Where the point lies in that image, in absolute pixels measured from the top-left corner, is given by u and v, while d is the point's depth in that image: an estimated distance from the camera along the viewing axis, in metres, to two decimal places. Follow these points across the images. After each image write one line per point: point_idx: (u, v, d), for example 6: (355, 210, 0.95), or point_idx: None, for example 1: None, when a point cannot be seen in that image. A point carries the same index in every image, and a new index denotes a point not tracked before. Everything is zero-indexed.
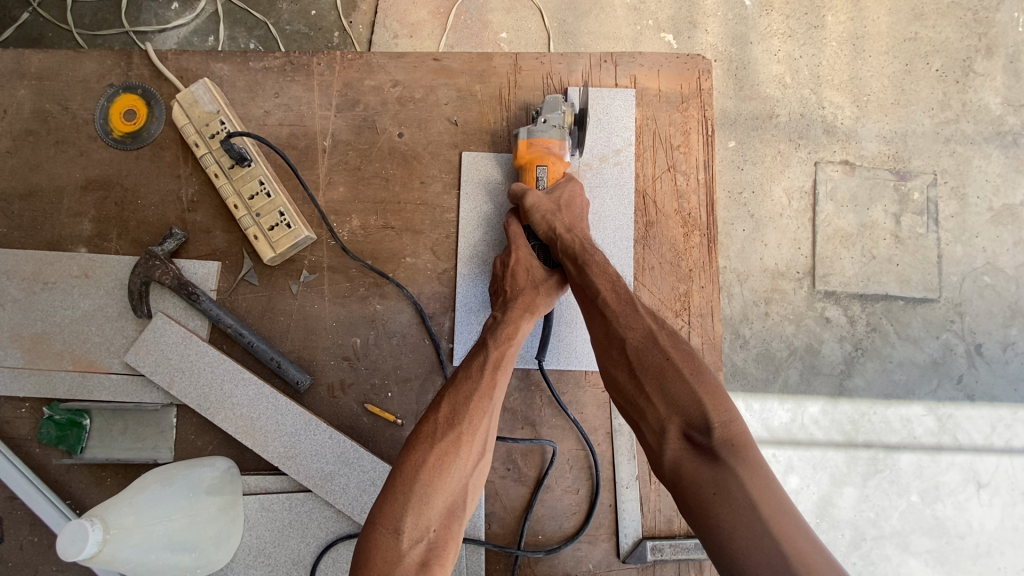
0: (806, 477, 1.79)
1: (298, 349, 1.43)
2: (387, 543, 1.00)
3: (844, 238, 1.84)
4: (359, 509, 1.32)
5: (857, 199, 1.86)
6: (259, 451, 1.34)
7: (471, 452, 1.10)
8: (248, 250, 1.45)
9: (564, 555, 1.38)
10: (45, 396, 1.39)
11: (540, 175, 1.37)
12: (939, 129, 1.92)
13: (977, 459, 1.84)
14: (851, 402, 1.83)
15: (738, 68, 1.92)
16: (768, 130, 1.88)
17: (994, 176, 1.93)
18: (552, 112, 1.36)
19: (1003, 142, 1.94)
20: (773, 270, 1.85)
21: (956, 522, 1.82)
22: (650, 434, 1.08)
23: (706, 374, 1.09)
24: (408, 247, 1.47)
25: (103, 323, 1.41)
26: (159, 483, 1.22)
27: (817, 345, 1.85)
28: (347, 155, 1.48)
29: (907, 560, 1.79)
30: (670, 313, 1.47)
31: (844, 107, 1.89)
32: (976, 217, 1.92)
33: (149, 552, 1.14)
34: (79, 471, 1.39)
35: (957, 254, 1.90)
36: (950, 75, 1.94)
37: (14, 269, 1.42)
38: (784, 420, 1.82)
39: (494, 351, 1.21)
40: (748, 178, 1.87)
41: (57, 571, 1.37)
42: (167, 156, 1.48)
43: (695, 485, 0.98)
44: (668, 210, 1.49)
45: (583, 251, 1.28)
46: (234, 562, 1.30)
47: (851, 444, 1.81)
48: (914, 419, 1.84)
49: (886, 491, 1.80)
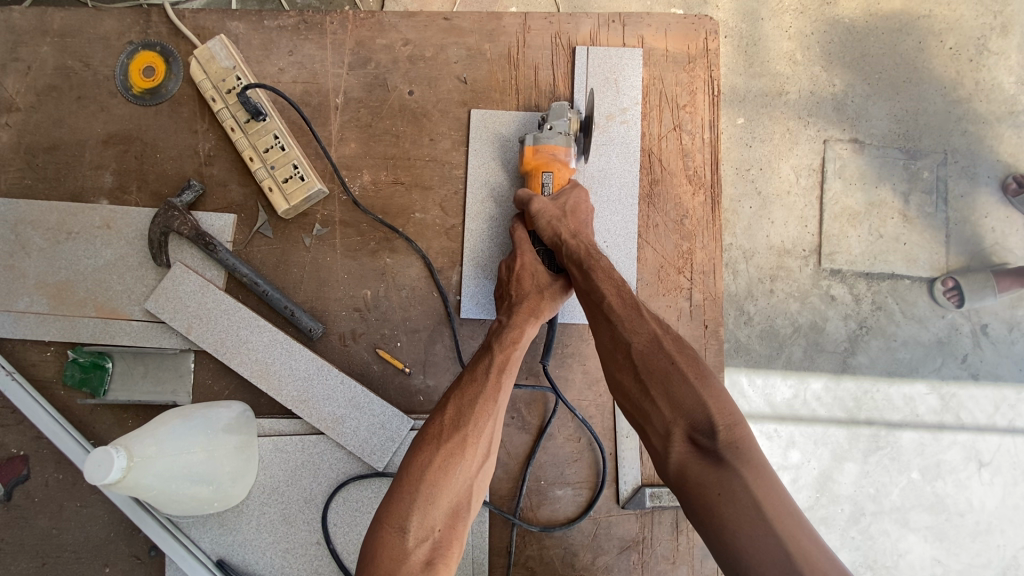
0: (807, 452, 1.82)
1: (311, 299, 1.48)
2: (393, 541, 1.02)
3: (851, 216, 1.86)
4: (368, 451, 1.38)
5: (866, 177, 1.88)
6: (273, 394, 1.39)
7: (476, 453, 1.12)
8: (263, 203, 1.50)
9: (563, 500, 1.43)
10: (70, 340, 1.45)
11: (545, 181, 1.39)
12: (951, 108, 1.92)
13: (979, 438, 1.87)
14: (854, 379, 1.85)
15: (748, 44, 1.88)
16: (777, 107, 1.88)
17: (1006, 156, 1.94)
18: (558, 119, 1.39)
19: (1016, 122, 1.94)
20: (779, 247, 1.85)
21: (957, 500, 1.84)
22: (656, 438, 1.10)
23: (711, 379, 1.12)
24: (418, 202, 1.51)
25: (124, 273, 1.46)
26: (180, 418, 1.26)
27: (821, 323, 1.85)
28: (359, 112, 1.52)
29: (907, 535, 1.82)
30: (673, 268, 1.50)
31: (855, 85, 1.89)
32: (985, 196, 1.93)
33: (170, 482, 1.20)
34: (102, 412, 1.45)
35: (966, 233, 1.91)
36: (963, 53, 1.93)
37: (39, 219, 1.48)
38: (786, 395, 1.83)
39: (499, 355, 1.23)
40: (757, 154, 1.86)
41: (81, 507, 1.44)
42: (185, 112, 1.52)
43: (699, 487, 1.01)
44: (673, 168, 1.52)
45: (588, 256, 1.30)
46: (249, 499, 1.37)
47: (854, 421, 1.84)
48: (917, 397, 1.86)
49: (886, 468, 1.83)
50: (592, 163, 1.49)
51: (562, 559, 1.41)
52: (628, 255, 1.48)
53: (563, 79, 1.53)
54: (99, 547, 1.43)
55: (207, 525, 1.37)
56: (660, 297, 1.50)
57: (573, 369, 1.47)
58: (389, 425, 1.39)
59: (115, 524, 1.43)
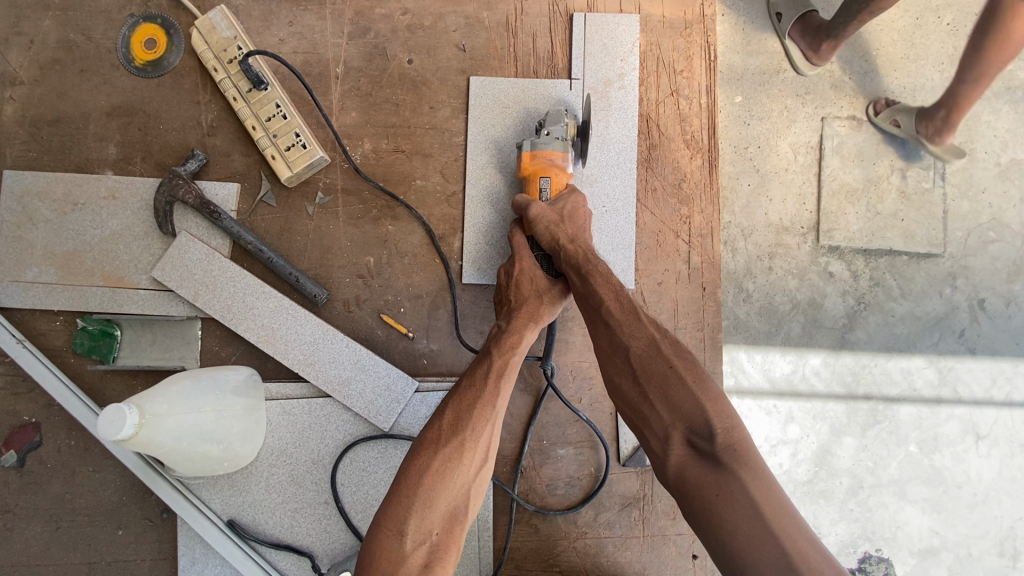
0: (806, 427, 1.84)
1: (315, 267, 1.50)
2: (391, 544, 1.04)
3: (849, 193, 1.88)
4: (374, 412, 1.41)
5: (863, 154, 1.88)
6: (280, 357, 1.42)
7: (474, 457, 1.13)
8: (266, 172, 1.52)
9: (565, 459, 1.46)
10: (79, 309, 1.47)
11: (542, 187, 1.39)
12: (949, 84, 1.90)
13: (977, 411, 1.88)
14: (852, 355, 1.86)
15: (746, 23, 1.88)
16: (774, 85, 1.87)
17: (1003, 132, 1.91)
18: (555, 124, 1.40)
19: (1012, 97, 1.91)
20: (778, 225, 1.86)
21: (954, 472, 1.86)
22: (654, 441, 1.12)
23: (709, 383, 1.13)
24: (419, 169, 1.52)
25: (130, 242, 1.48)
26: (189, 379, 1.29)
27: (819, 299, 1.85)
28: (359, 81, 1.53)
29: (904, 507, 1.84)
30: (671, 232, 1.52)
31: (852, 62, 1.90)
32: (983, 172, 1.90)
33: (181, 439, 1.22)
34: (111, 379, 1.48)
35: (963, 209, 1.89)
36: (961, 29, 1.91)
37: (46, 190, 1.50)
38: (785, 371, 1.84)
39: (498, 361, 1.22)
40: (755, 133, 1.86)
41: (93, 472, 1.47)
42: (187, 84, 1.54)
43: (697, 488, 1.04)
44: (672, 132, 1.54)
45: (586, 261, 1.29)
46: (258, 460, 1.40)
47: (852, 396, 1.86)
48: (914, 371, 1.87)
49: (884, 441, 1.85)
50: (592, 128, 1.50)
51: (564, 517, 1.45)
52: (628, 220, 1.50)
53: (561, 46, 1.54)
54: (112, 510, 1.46)
55: (217, 486, 1.40)
56: (660, 260, 1.52)
57: (574, 332, 1.50)
58: (394, 387, 1.42)
59: (127, 488, 1.46)
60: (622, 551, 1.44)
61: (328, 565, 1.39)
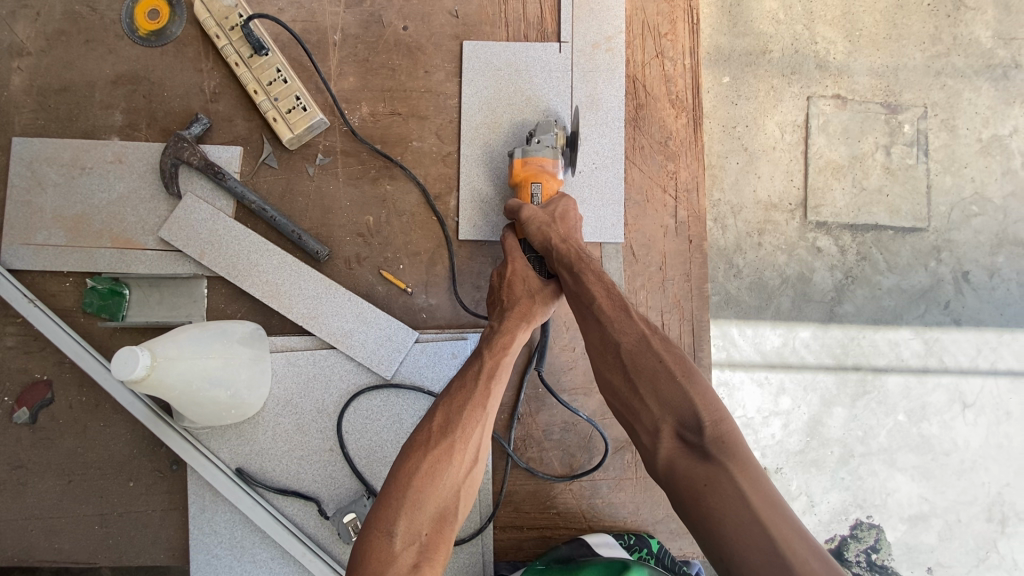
0: (797, 398, 1.89)
1: (317, 226, 1.55)
2: (381, 544, 1.04)
3: (835, 169, 1.89)
4: (377, 361, 1.48)
5: (849, 132, 1.90)
6: (285, 311, 1.48)
7: (463, 458, 1.13)
8: (268, 135, 1.57)
9: (561, 405, 1.52)
10: (88, 270, 1.52)
11: (534, 192, 1.42)
12: (930, 63, 1.93)
13: (962, 380, 1.92)
14: (841, 327, 1.90)
15: (732, 5, 1.90)
16: (761, 65, 1.90)
17: (984, 109, 1.94)
18: (545, 134, 1.45)
19: (993, 75, 1.94)
20: (766, 202, 1.88)
21: (942, 440, 1.91)
22: (645, 435, 1.16)
23: (696, 377, 1.18)
24: (415, 131, 1.58)
25: (137, 205, 1.53)
26: (198, 329, 1.34)
27: (808, 274, 1.89)
28: (356, 48, 1.59)
29: (894, 475, 1.89)
30: (659, 186, 1.59)
31: (836, 42, 1.91)
32: (965, 148, 1.93)
33: (191, 383, 1.27)
34: (120, 336, 1.53)
35: (947, 184, 1.92)
36: (941, 9, 1.94)
37: (54, 156, 1.55)
38: (776, 343, 1.89)
39: (489, 362, 1.24)
40: (742, 113, 1.89)
41: (104, 426, 1.52)
42: (189, 52, 1.59)
43: (686, 479, 1.08)
44: (657, 93, 1.61)
45: (578, 260, 1.31)
46: (264, 410, 1.46)
47: (841, 367, 1.90)
48: (901, 343, 1.91)
49: (874, 411, 1.90)
50: (582, 89, 1.58)
51: (560, 461, 1.51)
52: (617, 175, 1.57)
53: (550, 13, 1.60)
54: (123, 463, 1.51)
55: (225, 436, 1.45)
56: (647, 215, 1.59)
57: None
58: (395, 337, 1.49)
59: (138, 441, 1.51)
60: (617, 492, 1.51)
61: (334, 510, 1.44)
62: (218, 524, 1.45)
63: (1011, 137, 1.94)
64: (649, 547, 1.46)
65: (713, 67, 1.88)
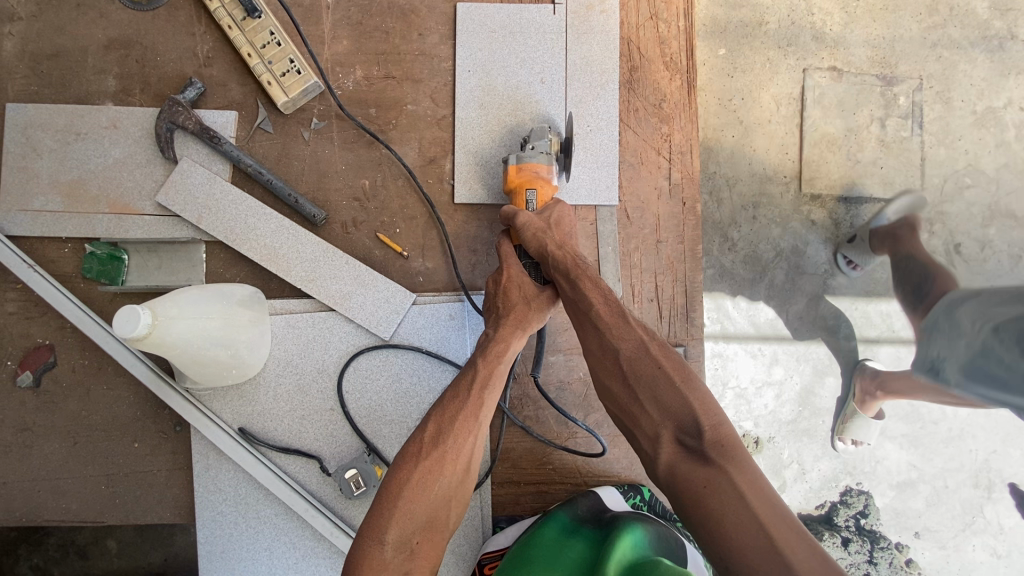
0: (790, 368, 1.92)
1: (313, 191, 1.56)
2: (373, 552, 1.06)
3: (830, 142, 1.90)
4: (376, 322, 1.51)
5: (844, 104, 1.90)
6: (283, 274, 1.50)
7: (455, 469, 1.15)
8: (262, 99, 1.57)
9: (557, 365, 1.55)
10: (86, 236, 1.53)
11: (530, 198, 1.42)
12: (926, 34, 1.92)
13: None
14: (834, 300, 1.93)
15: None
16: (758, 37, 1.88)
17: (979, 81, 1.94)
18: (539, 139, 1.44)
19: (989, 46, 1.94)
20: (761, 174, 1.89)
21: (931, 409, 1.96)
22: (645, 441, 1.15)
23: (695, 383, 1.17)
24: (409, 94, 1.59)
25: (134, 170, 1.54)
26: (197, 289, 1.34)
27: (802, 247, 1.91)
28: (349, 10, 1.59)
29: (884, 443, 1.94)
30: (653, 149, 1.60)
31: (833, 13, 1.90)
32: (959, 120, 1.95)
33: (192, 343, 1.29)
34: (120, 301, 1.54)
35: (940, 156, 1.94)
36: None
37: (49, 121, 1.55)
38: (770, 316, 1.92)
39: (482, 370, 1.24)
40: (738, 85, 1.88)
41: (107, 389, 1.54)
42: (181, 16, 1.58)
43: (686, 483, 1.06)
44: (651, 55, 1.61)
45: (575, 267, 1.30)
46: (265, 371, 1.49)
47: (833, 339, 1.94)
48: (893, 314, 1.95)
49: None
50: (575, 51, 1.58)
51: (555, 419, 1.54)
52: (611, 138, 1.58)
53: None
54: (127, 424, 1.54)
55: (227, 397, 1.48)
56: (641, 178, 1.60)
57: None
58: (393, 300, 1.52)
59: (141, 404, 1.54)
60: (611, 449, 1.55)
61: (335, 467, 1.48)
62: (223, 482, 1.49)
63: (1005, 108, 1.95)
64: (642, 494, 1.52)
65: (709, 38, 1.87)
